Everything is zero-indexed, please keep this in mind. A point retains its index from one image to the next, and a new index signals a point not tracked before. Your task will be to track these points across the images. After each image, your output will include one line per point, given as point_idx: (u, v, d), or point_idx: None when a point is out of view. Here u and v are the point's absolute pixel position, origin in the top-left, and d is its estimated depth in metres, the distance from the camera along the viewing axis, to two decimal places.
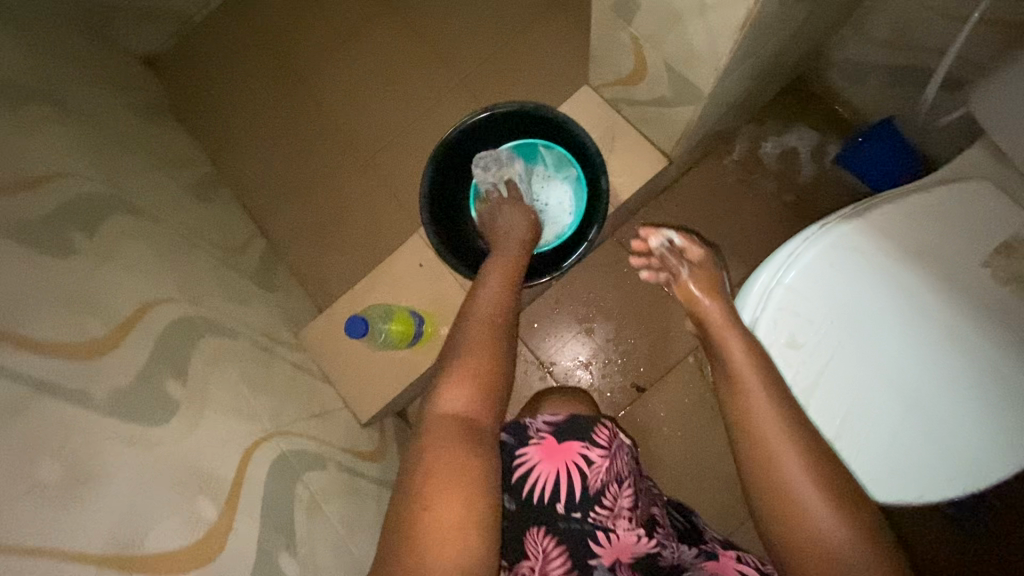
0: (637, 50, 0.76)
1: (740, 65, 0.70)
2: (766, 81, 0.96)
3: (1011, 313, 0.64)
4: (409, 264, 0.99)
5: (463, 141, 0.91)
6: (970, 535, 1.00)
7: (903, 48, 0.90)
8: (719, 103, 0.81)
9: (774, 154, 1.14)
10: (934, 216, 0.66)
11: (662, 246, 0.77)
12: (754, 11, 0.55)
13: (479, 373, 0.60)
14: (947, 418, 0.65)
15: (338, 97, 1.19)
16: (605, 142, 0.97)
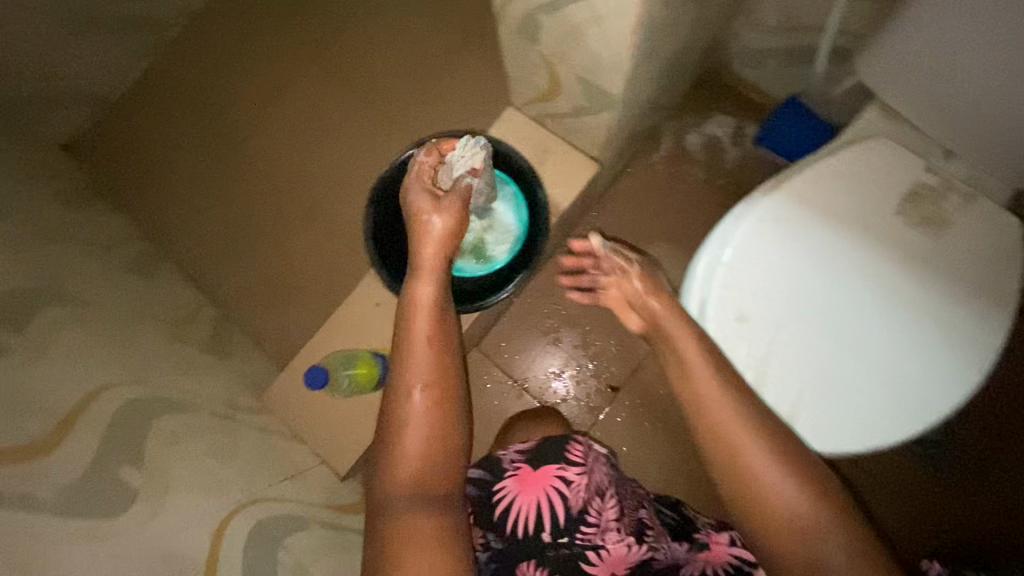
0: (548, 66, 0.80)
1: (646, 65, 0.74)
2: (677, 78, 1.01)
3: (930, 251, 0.68)
4: (366, 305, 0.98)
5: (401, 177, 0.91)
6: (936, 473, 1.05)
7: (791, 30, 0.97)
8: (635, 103, 0.85)
9: (699, 144, 1.19)
10: (843, 175, 0.71)
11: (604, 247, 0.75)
12: (643, 14, 0.59)
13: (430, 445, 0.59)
14: (896, 360, 0.68)
15: (272, 152, 1.18)
16: (538, 156, 1.00)
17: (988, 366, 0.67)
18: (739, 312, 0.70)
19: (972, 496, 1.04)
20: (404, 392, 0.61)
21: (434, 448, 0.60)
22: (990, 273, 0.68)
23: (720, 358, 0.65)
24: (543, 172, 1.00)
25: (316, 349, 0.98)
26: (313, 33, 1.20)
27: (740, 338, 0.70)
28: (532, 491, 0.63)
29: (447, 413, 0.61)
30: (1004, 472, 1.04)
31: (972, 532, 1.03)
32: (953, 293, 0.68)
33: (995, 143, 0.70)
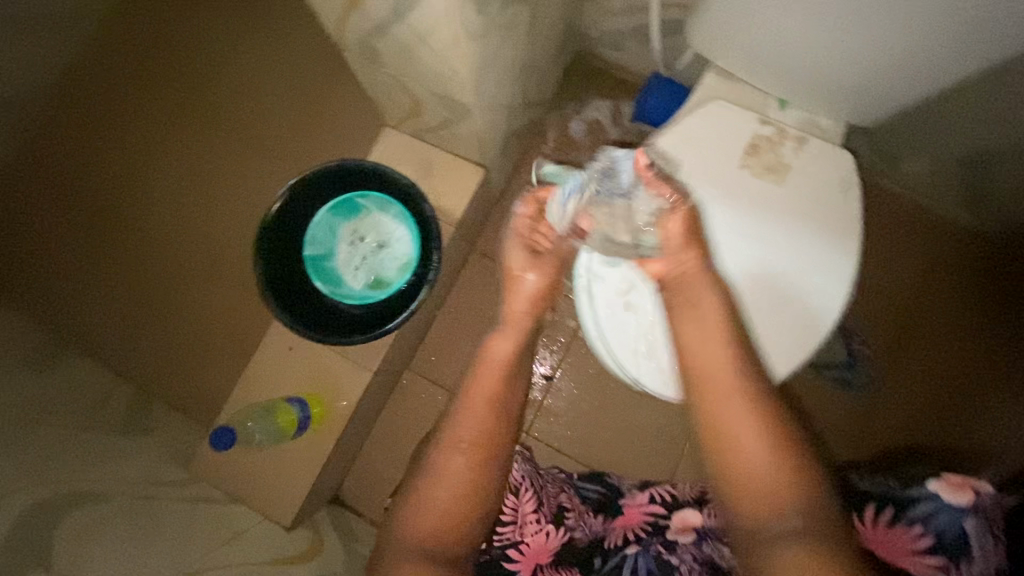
0: (401, 87, 0.81)
1: (492, 70, 0.76)
2: (541, 74, 1.05)
3: (778, 196, 0.74)
4: (279, 350, 0.97)
5: (282, 218, 0.89)
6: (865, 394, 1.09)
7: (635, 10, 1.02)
8: (497, 106, 0.88)
9: (582, 130, 1.24)
10: (692, 140, 0.75)
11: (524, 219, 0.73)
12: (462, 28, 0.61)
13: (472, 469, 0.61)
14: (769, 301, 0.73)
15: (165, 214, 1.13)
16: (422, 170, 1.01)
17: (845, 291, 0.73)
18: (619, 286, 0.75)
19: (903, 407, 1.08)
20: (456, 443, 0.62)
21: (456, 508, 0.59)
22: (833, 206, 0.74)
23: None
24: (431, 186, 1.01)
25: (237, 406, 0.96)
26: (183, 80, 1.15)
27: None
28: None
29: (482, 475, 0.61)
30: (929, 376, 1.09)
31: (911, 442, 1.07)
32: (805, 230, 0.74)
33: (818, 86, 0.76)
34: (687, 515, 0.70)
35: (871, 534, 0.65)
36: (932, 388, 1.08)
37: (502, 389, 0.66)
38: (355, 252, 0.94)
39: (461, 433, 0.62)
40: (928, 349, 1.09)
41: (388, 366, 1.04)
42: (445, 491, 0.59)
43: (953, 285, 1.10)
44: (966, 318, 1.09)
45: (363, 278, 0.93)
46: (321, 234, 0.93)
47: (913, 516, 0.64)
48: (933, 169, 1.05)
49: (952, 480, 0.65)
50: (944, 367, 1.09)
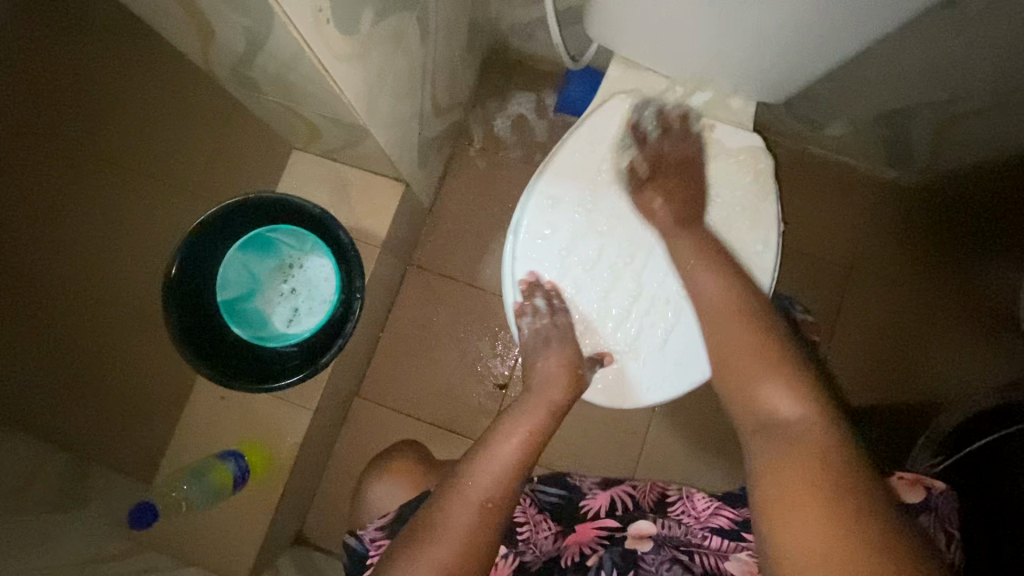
0: (293, 112, 0.76)
1: (384, 85, 0.72)
2: (453, 76, 1.00)
3: (690, 187, 0.72)
4: (211, 400, 0.93)
5: (191, 266, 0.82)
6: (815, 359, 1.10)
7: (539, 1, 0.99)
8: (402, 120, 0.83)
9: (507, 127, 1.20)
10: (599, 139, 0.74)
11: None
12: (331, 50, 0.57)
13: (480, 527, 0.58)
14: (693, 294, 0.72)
15: (70, 256, 0.95)
16: (339, 193, 0.97)
17: (771, 274, 0.72)
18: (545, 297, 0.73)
19: (854, 366, 1.09)
20: (469, 498, 0.60)
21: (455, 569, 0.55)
22: (747, 190, 0.73)
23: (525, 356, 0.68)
24: (349, 208, 0.96)
25: (174, 463, 0.91)
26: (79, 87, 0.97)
27: (558, 323, 0.72)
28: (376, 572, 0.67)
29: (488, 539, 0.58)
30: (876, 332, 1.10)
31: (865, 400, 1.08)
32: (723, 217, 0.73)
33: (721, 68, 0.74)
34: (641, 525, 0.67)
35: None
36: (881, 344, 1.10)
37: (523, 460, 0.65)
38: (278, 291, 0.92)
39: (477, 488, 0.61)
40: (871, 306, 1.11)
41: (332, 398, 1.01)
42: (447, 543, 0.56)
43: (888, 240, 1.12)
44: (905, 271, 1.11)
45: (290, 314, 0.91)
46: (237, 277, 0.89)
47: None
48: (854, 131, 1.06)
49: (906, 478, 0.62)
50: (889, 322, 1.10)
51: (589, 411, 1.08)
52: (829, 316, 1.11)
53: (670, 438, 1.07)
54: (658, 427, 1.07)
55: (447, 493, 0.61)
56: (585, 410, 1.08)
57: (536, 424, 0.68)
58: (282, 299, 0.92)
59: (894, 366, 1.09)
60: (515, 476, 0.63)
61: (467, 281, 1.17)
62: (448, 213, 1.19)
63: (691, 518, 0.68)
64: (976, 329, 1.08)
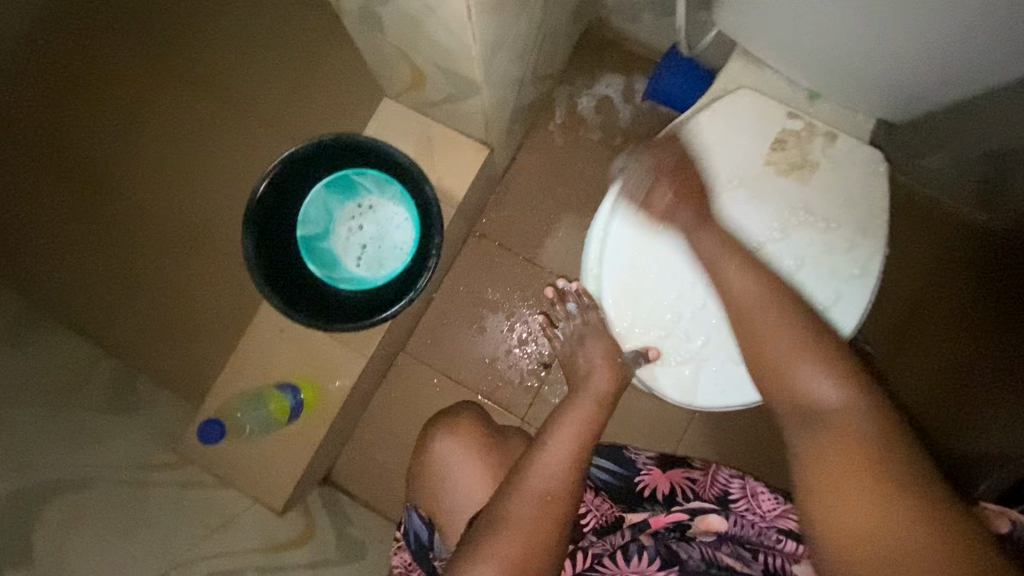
0: (403, 57, 0.75)
1: (504, 44, 0.70)
2: (553, 46, 0.98)
3: (800, 197, 0.70)
4: (270, 331, 0.93)
5: (276, 195, 0.82)
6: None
7: None
8: (507, 82, 0.82)
9: (591, 108, 1.17)
10: (716, 132, 0.71)
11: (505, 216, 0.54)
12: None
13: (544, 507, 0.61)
14: None
15: (151, 182, 1.03)
16: (424, 148, 0.96)
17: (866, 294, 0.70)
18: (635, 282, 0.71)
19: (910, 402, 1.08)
20: (529, 490, 0.62)
21: (523, 560, 0.57)
22: (857, 206, 0.70)
23: None
24: (431, 164, 0.95)
25: (226, 387, 0.92)
26: (162, 24, 1.05)
27: None
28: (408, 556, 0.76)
29: (554, 529, 0.60)
30: (937, 373, 1.08)
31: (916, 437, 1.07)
32: (831, 234, 0.70)
33: (850, 80, 0.70)
34: (710, 519, 0.68)
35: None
36: (939, 386, 1.08)
37: (580, 446, 0.66)
38: (352, 235, 0.92)
39: (536, 481, 0.62)
40: (935, 347, 1.08)
41: (383, 349, 1.01)
42: (514, 535, 0.58)
43: (964, 283, 1.08)
44: (977, 319, 1.08)
45: (361, 260, 0.91)
46: (316, 214, 0.90)
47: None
48: (953, 166, 1.02)
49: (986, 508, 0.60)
50: (951, 365, 1.08)
51: (632, 404, 1.07)
52: (887, 350, 1.09)
53: (708, 444, 1.07)
54: (697, 430, 1.07)
55: (509, 489, 0.62)
56: (626, 402, 1.08)
57: (587, 419, 0.69)
58: (356, 244, 0.91)
59: (947, 410, 1.07)
60: (572, 464, 0.64)
61: (528, 256, 1.16)
62: (518, 185, 1.18)
63: (755, 515, 0.67)
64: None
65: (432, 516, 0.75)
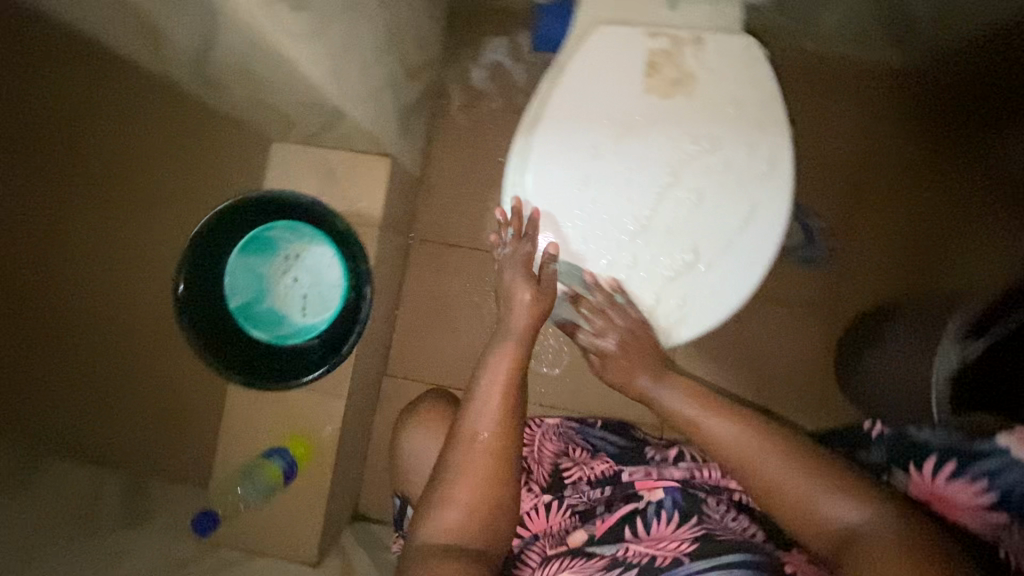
0: (262, 103, 0.73)
1: (350, 58, 0.68)
2: (419, 34, 0.95)
3: (691, 108, 0.66)
4: (246, 403, 0.94)
5: (200, 278, 0.81)
6: (834, 262, 1.08)
7: None
8: (375, 90, 0.79)
9: (485, 79, 1.14)
10: (587, 72, 0.69)
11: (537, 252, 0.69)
12: (288, 28, 0.53)
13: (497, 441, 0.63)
14: (707, 225, 0.67)
15: (86, 295, 1.02)
16: (328, 179, 0.94)
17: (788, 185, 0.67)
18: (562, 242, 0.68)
19: (880, 264, 1.07)
20: (473, 445, 0.62)
21: (482, 501, 0.61)
22: (749, 100, 0.66)
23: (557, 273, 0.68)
24: (340, 193, 0.94)
25: (223, 466, 0.94)
26: None
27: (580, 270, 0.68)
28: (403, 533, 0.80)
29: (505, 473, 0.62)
30: (901, 228, 1.07)
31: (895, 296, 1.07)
32: (733, 136, 0.66)
33: None
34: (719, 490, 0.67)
35: (923, 487, 0.58)
36: (897, 242, 1.07)
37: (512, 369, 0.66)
38: (289, 286, 0.92)
39: (481, 436, 0.63)
40: (890, 203, 1.08)
41: (360, 381, 1.02)
42: (465, 486, 0.61)
43: (896, 133, 1.07)
44: (917, 161, 1.07)
45: (306, 308, 0.91)
46: (243, 280, 0.89)
47: (975, 472, 0.55)
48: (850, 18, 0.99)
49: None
50: (912, 218, 1.07)
51: None
52: (842, 219, 1.08)
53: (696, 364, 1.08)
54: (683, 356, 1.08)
55: None
56: None
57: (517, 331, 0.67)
58: (296, 294, 0.91)
59: (921, 260, 1.06)
60: (506, 407, 0.64)
61: (472, 244, 1.15)
62: (440, 179, 1.16)
63: None
64: (1001, 216, 1.05)
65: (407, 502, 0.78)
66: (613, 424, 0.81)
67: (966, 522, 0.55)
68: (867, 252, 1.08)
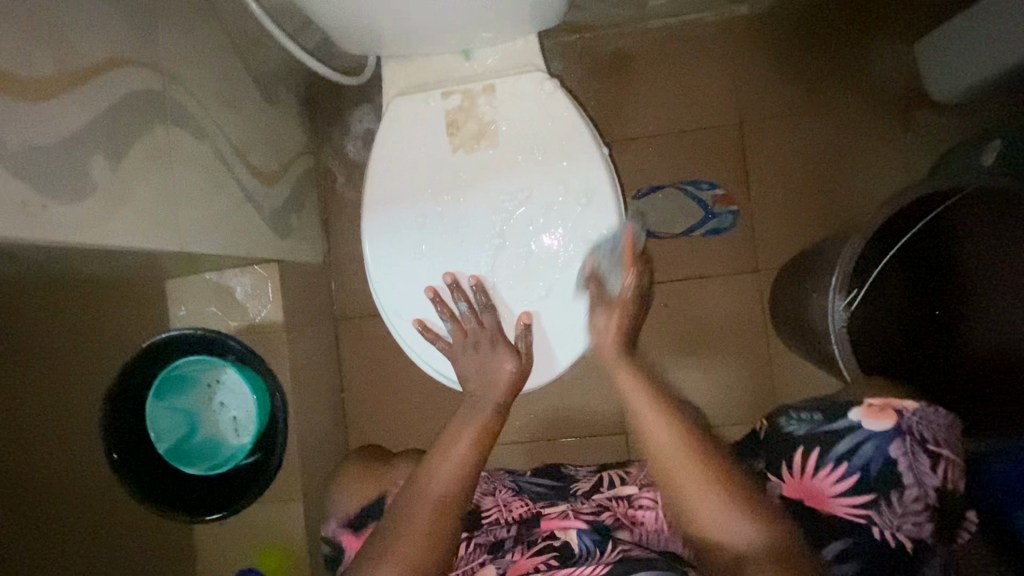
0: (118, 265, 0.76)
1: (175, 205, 0.70)
2: (270, 138, 0.97)
3: (500, 157, 0.70)
4: (213, 532, 0.97)
5: (128, 437, 0.85)
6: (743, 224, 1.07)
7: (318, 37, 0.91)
8: (226, 216, 0.81)
9: (362, 149, 1.16)
10: (399, 149, 0.72)
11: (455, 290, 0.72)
12: (73, 221, 0.55)
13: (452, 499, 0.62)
14: (548, 260, 0.71)
15: None
16: (226, 300, 0.97)
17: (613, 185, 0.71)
18: (446, 307, 0.73)
19: (786, 211, 1.06)
20: (426, 494, 0.62)
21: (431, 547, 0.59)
22: (549, 130, 0.70)
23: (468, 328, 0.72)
24: (242, 310, 0.97)
25: None
26: None
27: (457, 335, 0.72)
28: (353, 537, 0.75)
29: (447, 532, 0.60)
30: (797, 169, 1.06)
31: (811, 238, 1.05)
32: (543, 171, 0.70)
33: (477, 27, 0.69)
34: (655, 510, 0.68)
35: (795, 484, 0.63)
36: (798, 189, 1.06)
37: (486, 440, 0.67)
38: (218, 413, 0.95)
39: (433, 486, 0.62)
40: (778, 148, 1.06)
41: (318, 475, 1.04)
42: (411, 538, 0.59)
43: (763, 84, 1.07)
44: (791, 105, 1.06)
45: (238, 430, 0.94)
46: (168, 422, 0.90)
47: (836, 454, 0.61)
48: None
49: (873, 405, 0.62)
50: (804, 156, 1.06)
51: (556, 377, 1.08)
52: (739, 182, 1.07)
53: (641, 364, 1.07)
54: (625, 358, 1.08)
55: None
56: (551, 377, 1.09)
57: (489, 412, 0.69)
58: (225, 418, 0.94)
59: (823, 194, 1.05)
60: (469, 467, 0.65)
61: None
62: (349, 256, 1.18)
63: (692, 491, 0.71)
64: (888, 136, 1.04)
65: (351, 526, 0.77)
66: (544, 470, 0.84)
67: (835, 510, 0.60)
68: (772, 211, 1.06)
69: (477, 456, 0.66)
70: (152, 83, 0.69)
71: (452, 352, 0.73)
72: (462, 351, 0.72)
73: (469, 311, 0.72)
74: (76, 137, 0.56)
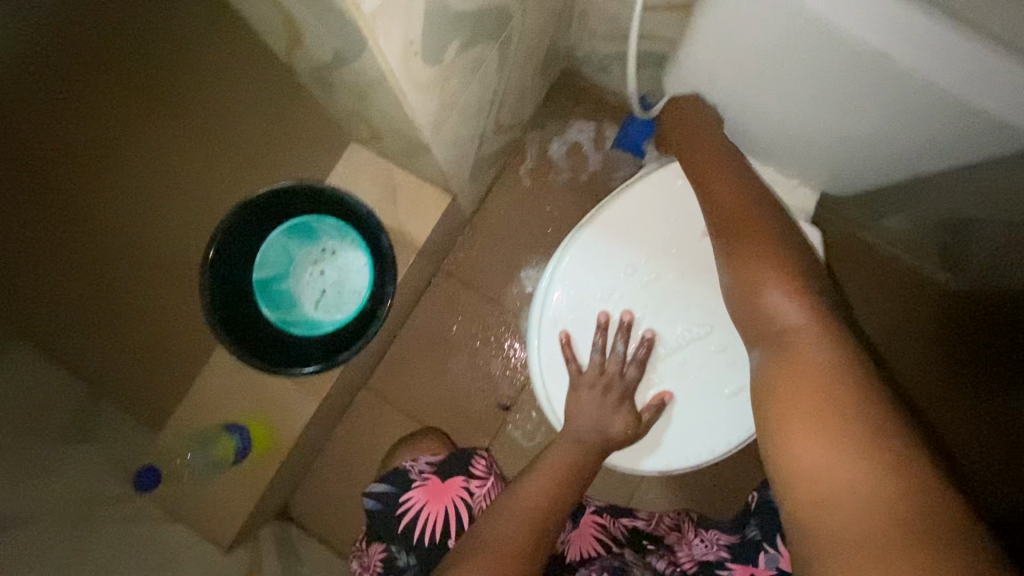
0: (361, 114, 0.77)
1: (452, 108, 0.72)
2: (520, 98, 0.99)
3: None
4: (228, 367, 0.96)
5: (233, 246, 0.84)
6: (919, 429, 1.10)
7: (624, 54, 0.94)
8: (463, 138, 0.83)
9: (562, 153, 1.19)
10: (649, 196, 0.75)
11: (612, 335, 0.74)
12: (412, 75, 0.56)
13: (538, 523, 0.62)
14: (710, 372, 0.73)
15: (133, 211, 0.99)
16: (386, 192, 0.96)
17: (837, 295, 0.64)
18: (603, 343, 0.73)
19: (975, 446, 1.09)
20: (517, 513, 0.62)
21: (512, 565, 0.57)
22: None
23: (607, 377, 0.72)
24: (392, 212, 0.96)
25: (183, 423, 0.94)
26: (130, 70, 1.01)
27: (591, 376, 0.73)
28: (439, 500, 0.74)
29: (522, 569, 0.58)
30: (938, 446, 1.10)
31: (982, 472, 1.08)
32: None
33: (796, 149, 0.71)
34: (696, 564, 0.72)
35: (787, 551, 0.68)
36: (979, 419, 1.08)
37: (568, 483, 0.67)
38: (313, 278, 0.94)
39: (527, 504, 0.64)
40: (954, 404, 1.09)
41: (339, 386, 1.03)
42: (506, 540, 0.60)
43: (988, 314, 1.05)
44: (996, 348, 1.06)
45: (319, 303, 0.94)
46: (275, 256, 0.91)
47: None
48: (912, 227, 1.03)
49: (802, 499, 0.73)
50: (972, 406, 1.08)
51: None
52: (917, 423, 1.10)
53: None
54: None
55: None
56: None
57: (578, 464, 0.69)
58: (316, 286, 0.94)
59: (959, 473, 1.09)
60: (551, 505, 0.65)
61: (492, 296, 1.17)
62: (487, 226, 1.19)
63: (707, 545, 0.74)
64: None
65: (412, 495, 0.75)
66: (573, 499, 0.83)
67: None
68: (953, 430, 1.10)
69: (561, 496, 0.66)
70: (512, 7, 0.71)
71: (577, 382, 0.73)
72: (588, 386, 0.73)
73: (620, 356, 0.73)
74: (463, 14, 0.57)
